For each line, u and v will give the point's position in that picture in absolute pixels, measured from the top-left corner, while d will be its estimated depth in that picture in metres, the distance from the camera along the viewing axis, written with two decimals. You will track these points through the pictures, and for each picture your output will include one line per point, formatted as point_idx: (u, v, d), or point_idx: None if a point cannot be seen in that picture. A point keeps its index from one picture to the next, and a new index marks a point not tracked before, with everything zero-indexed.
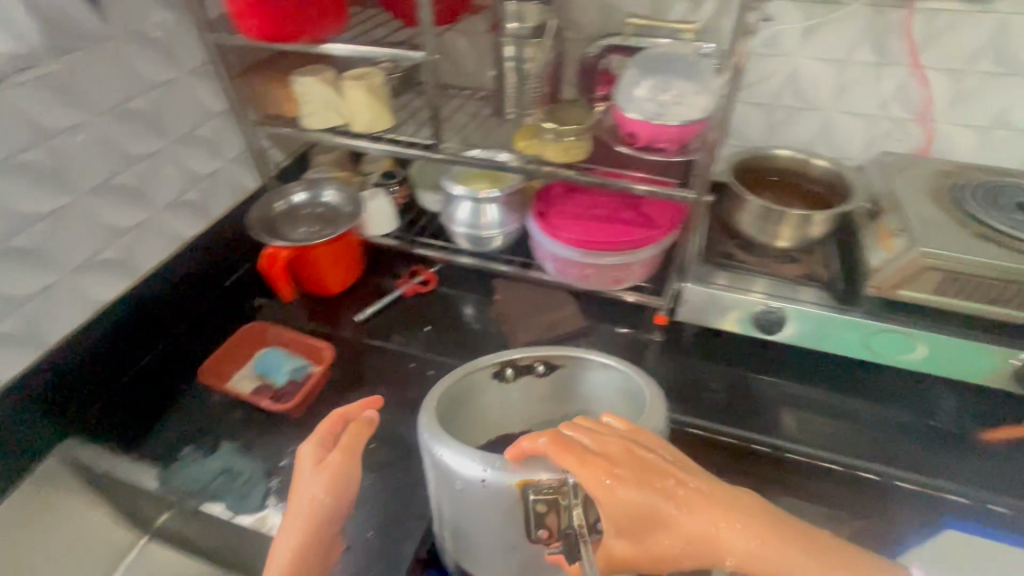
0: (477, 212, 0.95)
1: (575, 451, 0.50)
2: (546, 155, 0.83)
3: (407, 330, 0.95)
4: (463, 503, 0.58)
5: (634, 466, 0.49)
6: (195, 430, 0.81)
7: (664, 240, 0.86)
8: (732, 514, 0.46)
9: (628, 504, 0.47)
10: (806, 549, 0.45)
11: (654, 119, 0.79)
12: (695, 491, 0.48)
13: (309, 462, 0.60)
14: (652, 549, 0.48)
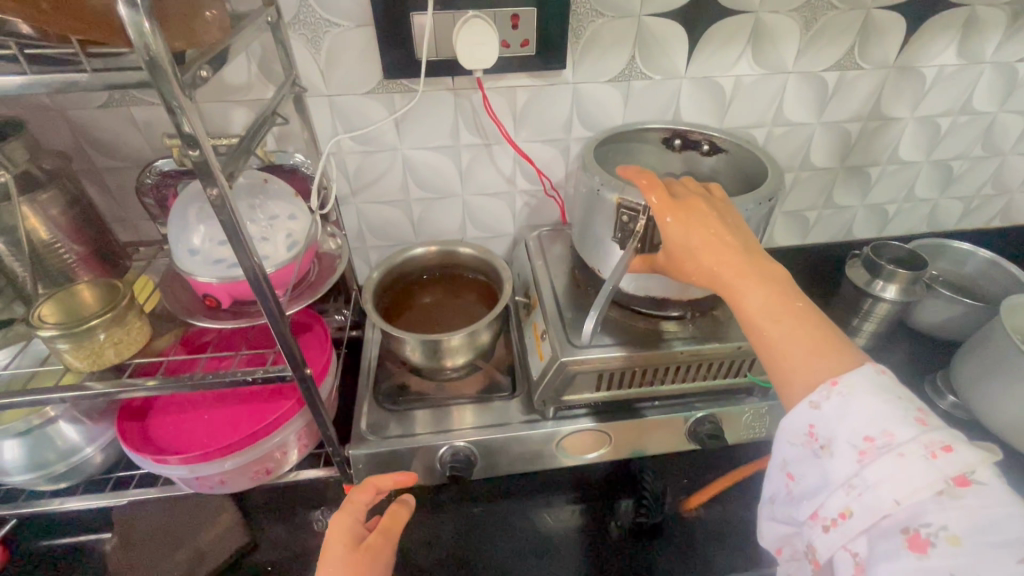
0: (30, 449, 0.63)
1: (651, 181, 0.53)
2: (67, 367, 0.55)
3: None
4: (596, 209, 0.61)
5: (698, 207, 0.51)
6: None
7: (304, 409, 0.66)
8: (752, 251, 0.49)
9: (674, 241, 0.51)
10: (802, 323, 0.44)
11: (221, 277, 0.59)
12: (745, 251, 0.49)
13: (347, 544, 0.54)
14: (679, 264, 0.52)
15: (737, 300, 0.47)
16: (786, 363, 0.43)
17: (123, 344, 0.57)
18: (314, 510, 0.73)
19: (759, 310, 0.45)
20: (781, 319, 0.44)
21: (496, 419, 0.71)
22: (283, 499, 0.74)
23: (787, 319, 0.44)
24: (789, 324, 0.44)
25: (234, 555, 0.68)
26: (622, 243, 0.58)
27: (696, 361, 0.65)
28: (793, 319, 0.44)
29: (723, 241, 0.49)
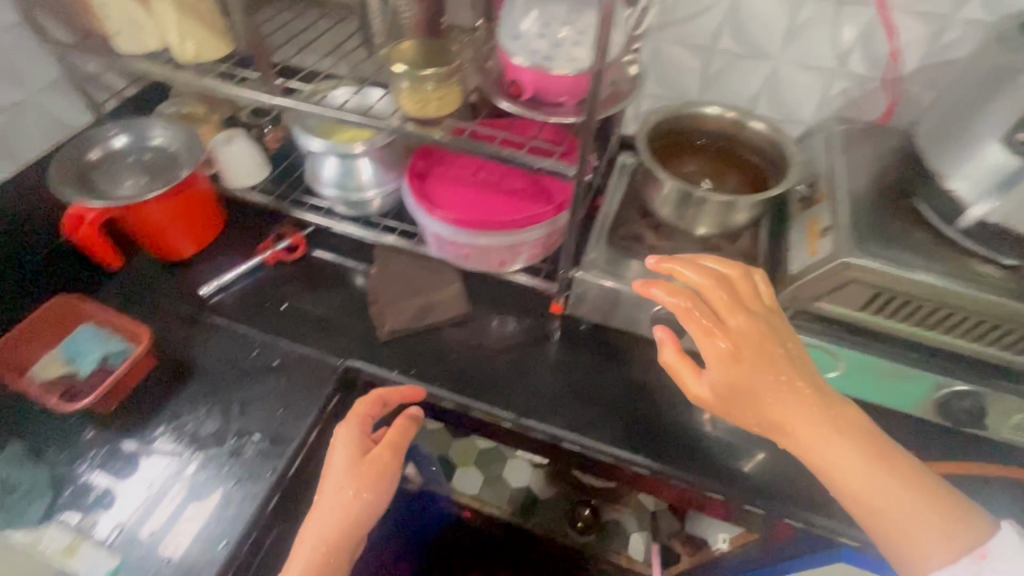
0: (344, 170, 0.78)
1: (689, 303, 0.58)
2: (399, 107, 0.65)
3: (261, 307, 0.81)
4: (989, 99, 0.50)
5: (762, 345, 0.55)
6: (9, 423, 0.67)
7: (555, 218, 0.71)
8: (831, 405, 0.54)
9: (743, 382, 0.54)
10: (895, 479, 0.50)
11: (538, 65, 0.62)
12: (811, 392, 0.54)
13: (351, 456, 0.62)
14: (742, 401, 0.55)
15: (832, 462, 0.51)
16: (894, 523, 0.49)
17: (444, 101, 0.64)
18: (520, 315, 0.81)
19: (863, 477, 0.50)
20: (883, 484, 0.50)
21: None
22: (496, 295, 0.83)
23: (894, 483, 0.49)
24: (897, 489, 0.49)
25: (454, 319, 0.79)
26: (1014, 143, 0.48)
27: (974, 314, 0.55)
28: (891, 475, 0.50)
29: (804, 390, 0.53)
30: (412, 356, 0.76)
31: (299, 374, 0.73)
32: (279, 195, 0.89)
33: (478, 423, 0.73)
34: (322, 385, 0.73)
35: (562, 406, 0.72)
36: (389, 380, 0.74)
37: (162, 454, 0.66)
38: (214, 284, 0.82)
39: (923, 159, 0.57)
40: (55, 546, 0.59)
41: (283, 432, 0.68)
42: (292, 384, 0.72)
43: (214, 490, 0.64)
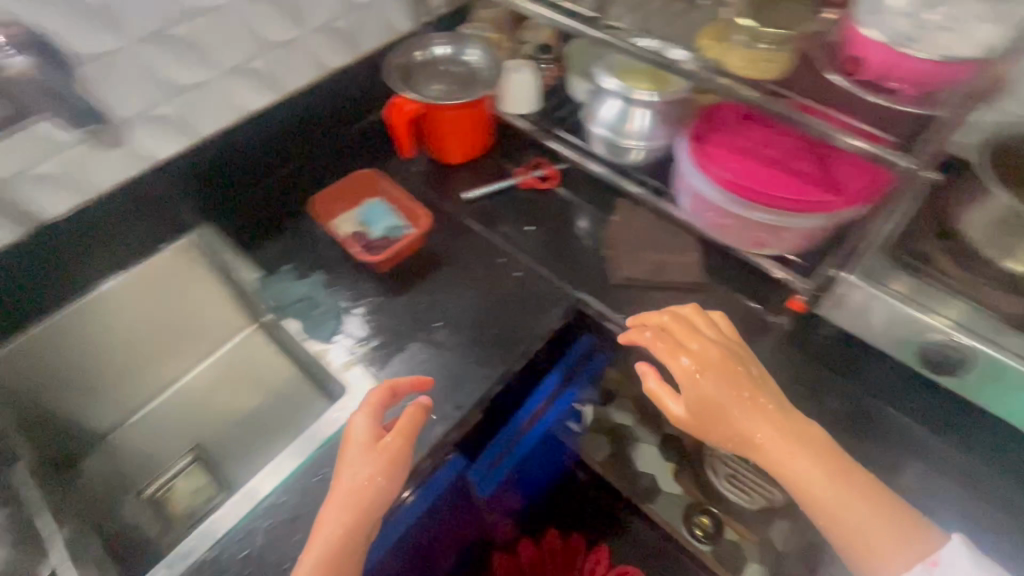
0: (625, 115, 0.81)
1: (653, 334, 0.64)
2: (724, 63, 0.65)
3: (509, 222, 0.88)
4: None
5: (715, 364, 0.60)
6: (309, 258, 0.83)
7: (842, 211, 0.67)
8: (764, 425, 0.57)
9: (706, 394, 0.58)
10: (851, 489, 0.54)
11: (899, 44, 0.57)
12: (772, 408, 0.58)
13: (364, 441, 0.60)
14: (709, 417, 0.58)
15: (795, 474, 0.55)
16: (856, 531, 0.52)
17: (773, 65, 0.64)
18: (752, 301, 0.79)
19: (821, 489, 0.54)
20: (841, 490, 0.54)
21: None
22: (731, 275, 0.82)
23: (850, 492, 0.54)
24: (851, 497, 0.53)
25: (685, 284, 0.80)
26: None
27: None
28: (845, 485, 0.54)
29: (767, 408, 0.58)
30: (637, 307, 0.79)
31: (534, 289, 0.80)
32: (541, 128, 0.96)
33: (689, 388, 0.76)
34: (552, 305, 0.79)
35: None
36: (611, 321, 0.78)
37: (396, 322, 0.77)
38: (477, 192, 0.90)
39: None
40: (334, 361, 0.73)
41: (514, 334, 0.76)
42: (527, 296, 0.79)
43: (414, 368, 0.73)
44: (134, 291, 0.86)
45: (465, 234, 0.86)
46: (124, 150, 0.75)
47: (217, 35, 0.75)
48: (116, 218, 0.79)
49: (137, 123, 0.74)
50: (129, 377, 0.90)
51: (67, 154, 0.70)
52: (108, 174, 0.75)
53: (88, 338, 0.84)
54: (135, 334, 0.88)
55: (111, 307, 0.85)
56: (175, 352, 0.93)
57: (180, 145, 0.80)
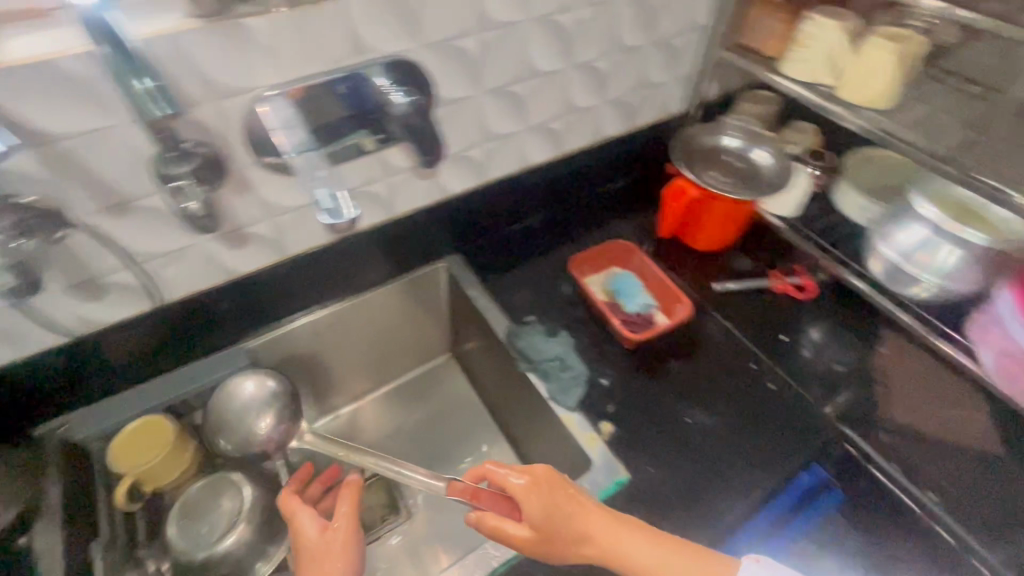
0: (926, 246, 0.75)
1: (531, 469, 0.58)
2: None
3: (753, 322, 0.85)
4: None
5: (530, 488, 0.57)
6: (545, 306, 0.86)
7: None
8: (563, 506, 0.56)
9: (528, 505, 0.56)
10: (640, 531, 0.57)
11: None
12: (522, 482, 0.57)
13: (308, 540, 0.58)
14: (541, 531, 0.55)
15: (625, 547, 0.56)
16: (675, 562, 0.56)
17: None
18: None
19: (642, 558, 0.55)
20: (649, 546, 0.56)
21: None
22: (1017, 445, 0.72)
23: (656, 546, 0.56)
24: (658, 547, 0.56)
25: (964, 446, 0.72)
26: None
27: None
28: (641, 535, 0.57)
29: (566, 484, 0.58)
30: (897, 450, 0.72)
31: (789, 414, 0.75)
32: (802, 236, 0.90)
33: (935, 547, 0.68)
34: (812, 439, 0.73)
35: None
36: (873, 463, 0.72)
37: (639, 407, 0.75)
38: (747, 290, 0.88)
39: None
40: (580, 431, 0.70)
41: (771, 457, 0.71)
42: (783, 420, 0.74)
43: (658, 462, 0.70)
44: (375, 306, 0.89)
45: (727, 332, 0.83)
46: (430, 181, 0.79)
47: (541, 98, 0.80)
48: (394, 241, 0.83)
49: (452, 160, 0.79)
50: (345, 379, 0.94)
51: (393, 178, 0.75)
52: (410, 200, 0.80)
53: (329, 342, 0.88)
54: (363, 344, 0.92)
55: (359, 316, 0.88)
56: (388, 364, 0.98)
57: (469, 183, 0.84)
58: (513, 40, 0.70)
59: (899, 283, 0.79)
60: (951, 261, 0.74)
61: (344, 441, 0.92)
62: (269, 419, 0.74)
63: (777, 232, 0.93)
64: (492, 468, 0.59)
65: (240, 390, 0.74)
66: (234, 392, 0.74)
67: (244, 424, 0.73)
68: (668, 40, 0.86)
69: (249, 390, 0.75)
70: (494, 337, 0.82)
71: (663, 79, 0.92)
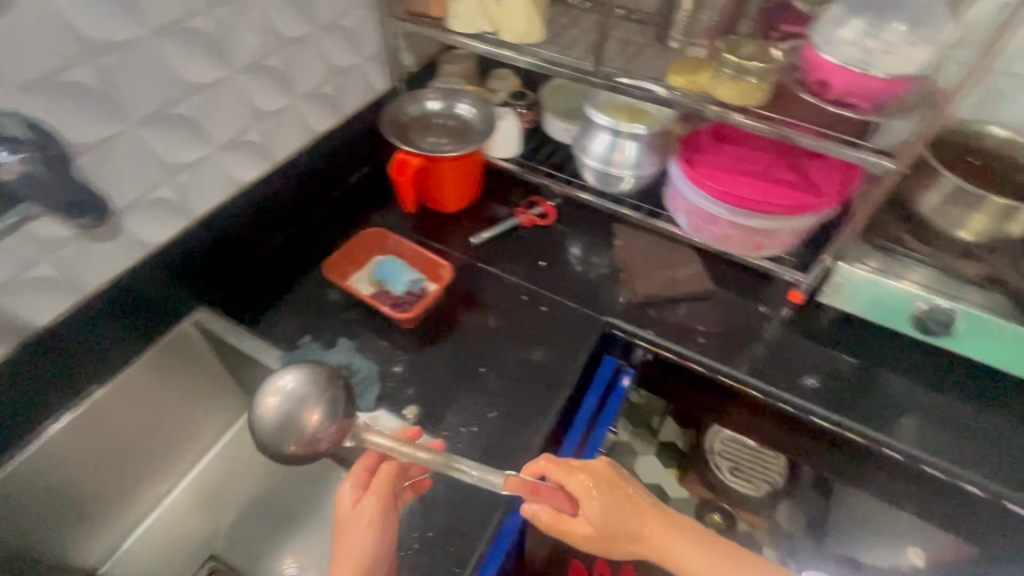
0: (614, 147, 0.88)
1: (579, 466, 0.59)
2: (714, 94, 0.73)
3: (516, 260, 0.92)
4: None
5: (597, 496, 0.57)
6: (317, 321, 0.81)
7: (827, 210, 0.77)
8: (620, 511, 0.58)
9: (589, 510, 0.57)
10: (694, 538, 0.60)
11: (853, 67, 0.68)
12: (586, 478, 0.58)
13: (344, 508, 0.60)
14: (604, 528, 0.57)
15: (675, 551, 0.59)
16: (725, 562, 0.59)
17: (759, 94, 0.71)
18: (748, 299, 0.88)
19: (687, 558, 0.59)
20: (691, 547, 0.60)
21: (979, 302, 0.72)
22: (729, 278, 0.90)
23: (705, 553, 0.59)
24: (699, 549, 0.59)
25: (696, 294, 0.87)
26: None
27: None
28: (699, 542, 0.60)
29: (619, 482, 0.61)
30: (654, 319, 0.85)
31: (565, 323, 0.83)
32: (532, 169, 1.00)
33: (701, 382, 0.82)
34: (587, 336, 0.82)
35: (782, 374, 0.79)
36: (639, 336, 0.83)
37: (438, 378, 0.76)
38: (503, 234, 0.95)
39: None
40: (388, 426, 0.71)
41: (561, 367, 0.78)
42: (561, 331, 0.82)
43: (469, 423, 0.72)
44: (108, 407, 0.74)
45: (497, 278, 0.89)
46: (119, 240, 0.68)
47: (217, 112, 0.73)
48: (105, 321, 0.70)
49: (136, 208, 0.68)
50: (123, 499, 0.77)
51: (58, 252, 0.62)
52: (102, 269, 0.68)
53: (72, 467, 0.71)
54: (125, 451, 0.76)
55: (104, 422, 0.73)
56: (173, 459, 0.82)
57: (175, 228, 0.74)
58: (139, 59, 0.62)
59: (608, 184, 0.92)
60: (631, 154, 0.88)
61: (163, 565, 0.77)
62: (319, 413, 0.61)
63: (511, 174, 1.02)
64: (553, 467, 0.59)
65: (280, 389, 0.62)
66: (266, 399, 0.62)
67: (286, 425, 0.61)
68: (337, 23, 0.85)
69: (283, 391, 0.62)
70: (273, 374, 0.76)
71: (351, 62, 0.91)
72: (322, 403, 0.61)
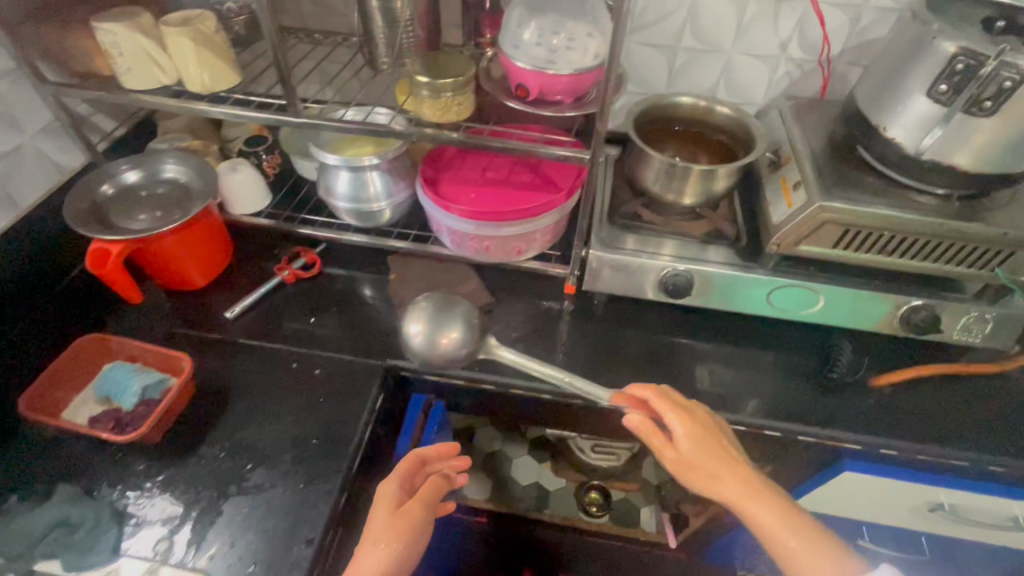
0: (355, 182, 0.83)
1: (684, 403, 0.66)
2: (421, 115, 0.70)
3: (285, 322, 0.83)
4: (917, 58, 0.60)
5: (694, 428, 0.64)
6: (28, 468, 0.66)
7: (567, 204, 0.79)
8: (713, 448, 0.63)
9: (686, 431, 0.63)
10: (776, 501, 0.60)
11: (541, 69, 0.70)
12: (680, 412, 0.64)
13: (392, 503, 0.65)
14: (693, 454, 0.62)
15: (751, 505, 0.60)
16: (800, 528, 0.58)
17: (457, 109, 0.70)
18: (530, 300, 0.89)
19: (764, 516, 0.59)
20: (768, 506, 0.59)
21: (711, 256, 0.78)
22: (509, 285, 0.90)
23: (778, 515, 0.59)
24: (774, 509, 0.59)
25: (479, 310, 0.85)
26: (945, 96, 0.57)
27: (911, 236, 0.67)
28: (774, 505, 0.59)
29: (710, 426, 0.65)
30: None
31: (343, 379, 0.76)
32: (288, 219, 0.92)
33: (501, 399, 0.80)
34: (368, 386, 0.76)
35: (570, 370, 0.80)
36: (427, 372, 0.79)
37: (191, 492, 0.65)
38: (266, 297, 0.86)
39: (864, 114, 0.68)
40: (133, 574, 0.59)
41: (345, 429, 0.71)
42: (339, 389, 0.75)
43: (234, 535, 0.62)
44: None
45: (262, 349, 0.80)
46: None
47: None
48: None
49: None
50: None
51: None
52: None
53: None
54: None
55: None
56: None
57: None
58: None
59: (365, 220, 0.88)
60: (377, 188, 0.84)
61: None
62: (452, 333, 0.74)
63: (267, 228, 0.92)
64: (657, 398, 0.65)
65: (414, 341, 0.74)
66: (412, 347, 0.74)
67: (432, 351, 0.73)
68: None
69: (420, 341, 0.73)
70: None
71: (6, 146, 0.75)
72: (456, 326, 0.74)
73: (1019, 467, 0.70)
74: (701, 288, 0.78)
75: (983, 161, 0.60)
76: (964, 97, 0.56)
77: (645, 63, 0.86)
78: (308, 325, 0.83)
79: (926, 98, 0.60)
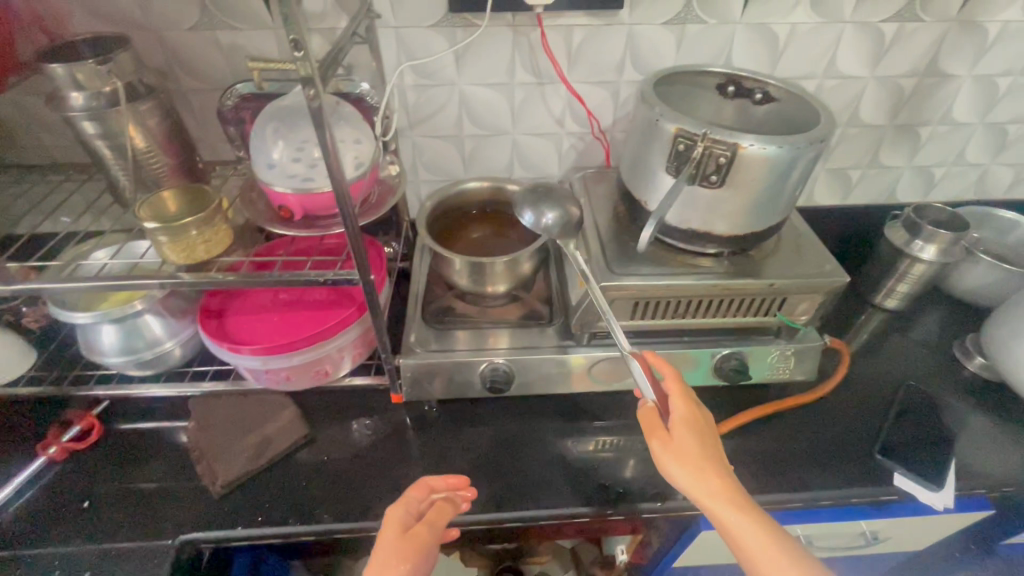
0: (118, 334, 0.72)
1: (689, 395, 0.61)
2: (167, 257, 0.63)
3: (51, 513, 0.69)
4: (650, 138, 0.63)
5: (693, 416, 0.59)
6: None
7: (363, 317, 0.74)
8: (708, 442, 0.57)
9: (679, 416, 0.58)
10: (758, 514, 0.53)
11: (295, 189, 0.64)
12: (686, 399, 0.60)
13: (398, 527, 0.58)
14: (681, 441, 0.57)
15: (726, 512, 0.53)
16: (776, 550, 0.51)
17: (207, 244, 0.63)
18: (357, 418, 0.81)
19: (741, 530, 0.52)
20: (747, 518, 0.53)
21: (527, 342, 0.76)
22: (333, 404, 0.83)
23: (754, 530, 0.52)
24: (753, 525, 0.52)
25: (295, 445, 0.76)
26: (676, 172, 0.60)
27: (694, 299, 0.68)
28: (756, 520, 0.53)
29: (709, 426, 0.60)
30: (251, 502, 0.71)
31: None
32: (55, 380, 0.79)
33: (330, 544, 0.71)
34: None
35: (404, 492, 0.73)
36: (233, 538, 0.68)
37: None
38: (28, 486, 0.72)
39: (629, 188, 0.70)
40: None
41: None
42: None
43: None
44: None
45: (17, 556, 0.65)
46: None
47: None
48: None
49: None
50: None
51: None
52: None
53: None
54: None
55: None
56: None
57: None
58: None
59: (152, 365, 0.76)
60: (153, 328, 0.73)
61: None
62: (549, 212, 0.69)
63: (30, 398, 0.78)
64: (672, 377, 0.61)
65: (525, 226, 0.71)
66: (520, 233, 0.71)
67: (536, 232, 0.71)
68: None
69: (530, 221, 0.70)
70: None
71: None
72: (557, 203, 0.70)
73: (844, 496, 0.71)
74: (522, 377, 0.75)
75: (735, 224, 0.63)
76: (685, 174, 0.59)
77: (432, 155, 0.85)
78: (82, 510, 0.69)
79: (665, 174, 0.62)
